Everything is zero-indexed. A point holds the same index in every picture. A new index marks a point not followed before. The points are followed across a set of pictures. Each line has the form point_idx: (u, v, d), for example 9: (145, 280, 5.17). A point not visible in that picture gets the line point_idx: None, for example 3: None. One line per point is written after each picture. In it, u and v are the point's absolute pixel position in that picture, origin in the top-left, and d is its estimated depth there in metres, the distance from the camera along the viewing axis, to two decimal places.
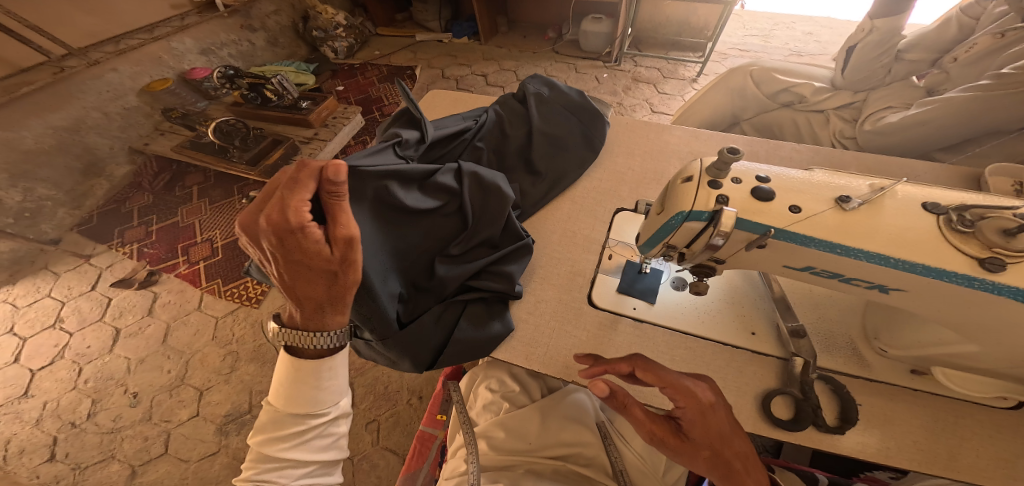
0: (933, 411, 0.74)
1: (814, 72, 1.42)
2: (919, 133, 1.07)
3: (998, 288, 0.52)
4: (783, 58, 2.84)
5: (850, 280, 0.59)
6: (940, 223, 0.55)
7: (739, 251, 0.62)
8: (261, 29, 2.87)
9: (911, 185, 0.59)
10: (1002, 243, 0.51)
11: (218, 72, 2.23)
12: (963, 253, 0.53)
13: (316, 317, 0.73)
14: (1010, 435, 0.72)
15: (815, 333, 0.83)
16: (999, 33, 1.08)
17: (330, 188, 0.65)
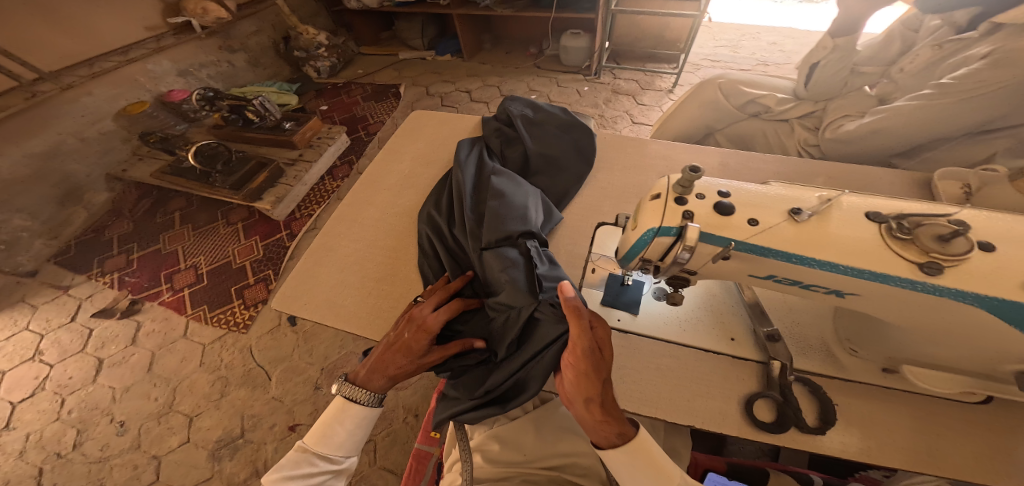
0: (907, 409, 0.78)
1: (778, 83, 1.47)
2: (875, 140, 1.13)
3: (939, 291, 0.52)
4: (751, 67, 2.95)
5: (810, 287, 0.60)
6: (882, 231, 0.55)
7: (705, 264, 0.61)
8: (241, 50, 2.85)
9: (853, 196, 0.60)
10: (939, 249, 0.52)
11: (197, 93, 2.29)
12: (905, 259, 0.53)
13: (373, 377, 0.87)
14: (982, 430, 0.75)
15: (791, 337, 0.85)
16: (937, 45, 1.17)
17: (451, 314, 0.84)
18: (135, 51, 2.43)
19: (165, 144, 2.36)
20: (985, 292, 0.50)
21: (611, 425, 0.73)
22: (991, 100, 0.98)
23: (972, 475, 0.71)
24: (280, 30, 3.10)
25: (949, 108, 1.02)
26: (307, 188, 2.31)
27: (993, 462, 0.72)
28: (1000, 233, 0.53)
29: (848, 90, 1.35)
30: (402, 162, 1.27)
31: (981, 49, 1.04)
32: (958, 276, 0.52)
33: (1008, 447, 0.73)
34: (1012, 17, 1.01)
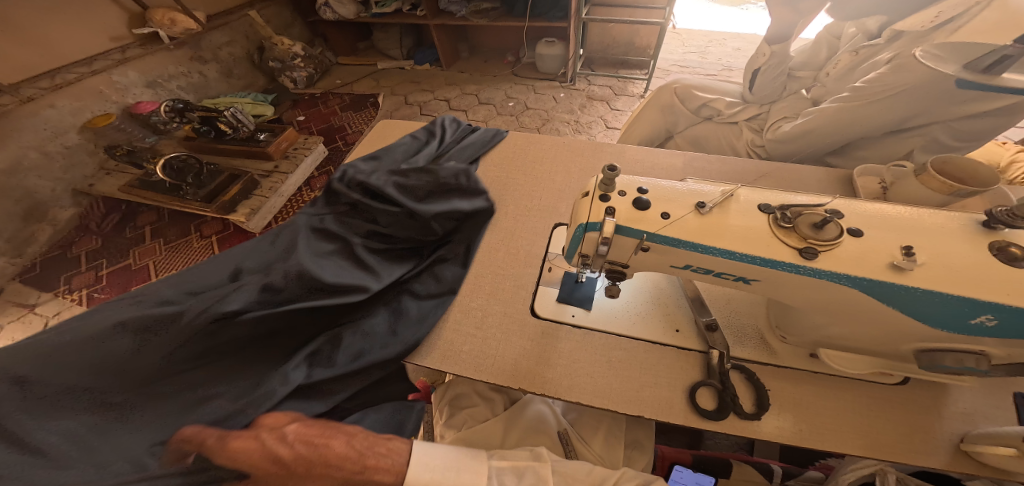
0: (836, 393, 0.83)
1: (727, 88, 1.57)
2: (809, 139, 1.24)
3: (816, 274, 0.55)
4: (717, 72, 3.07)
5: (719, 275, 0.62)
6: (770, 222, 0.58)
7: (630, 255, 0.64)
8: (212, 61, 2.87)
9: (751, 189, 0.62)
10: (814, 235, 0.55)
11: (166, 105, 2.17)
12: (786, 245, 0.56)
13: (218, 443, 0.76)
14: (908, 409, 0.80)
15: (728, 326, 0.91)
16: (853, 51, 1.27)
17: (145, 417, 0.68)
18: (99, 63, 2.39)
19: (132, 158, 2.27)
20: (855, 273, 0.54)
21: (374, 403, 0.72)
22: (903, 99, 1.08)
23: (895, 452, 0.76)
24: (253, 41, 3.11)
25: (865, 108, 1.12)
26: (284, 199, 2.29)
27: (913, 440, 0.77)
28: (873, 219, 0.56)
29: (787, 93, 1.46)
30: None
31: (888, 54, 1.16)
32: (832, 260, 0.54)
33: (927, 424, 0.78)
34: (910, 25, 1.10)
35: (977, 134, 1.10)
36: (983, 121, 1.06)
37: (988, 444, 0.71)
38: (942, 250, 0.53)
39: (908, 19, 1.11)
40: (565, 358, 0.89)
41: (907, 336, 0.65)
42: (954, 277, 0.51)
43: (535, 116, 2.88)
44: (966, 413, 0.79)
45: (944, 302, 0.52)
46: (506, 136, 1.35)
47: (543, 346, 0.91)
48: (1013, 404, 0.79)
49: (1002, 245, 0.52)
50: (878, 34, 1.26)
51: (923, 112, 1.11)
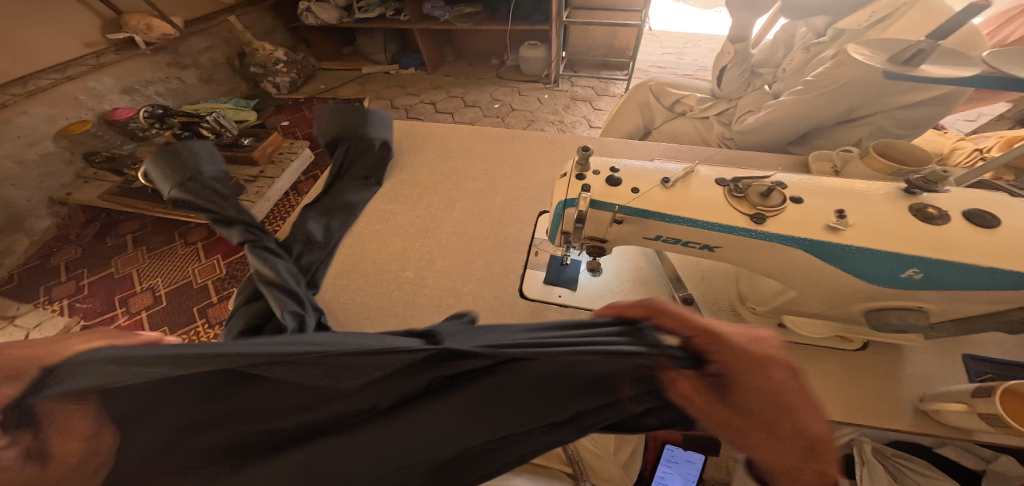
0: (805, 360, 0.89)
1: (699, 85, 1.69)
2: (771, 131, 1.34)
3: (768, 237, 0.61)
4: (694, 72, 3.19)
5: (687, 244, 0.68)
6: (726, 193, 0.64)
7: (605, 228, 0.70)
8: (191, 66, 2.85)
9: (711, 166, 0.69)
10: (762, 202, 0.61)
11: (144, 111, 2.12)
12: (739, 212, 0.63)
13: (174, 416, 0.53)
14: (877, 374, 0.85)
15: (704, 300, 0.96)
16: (806, 49, 1.38)
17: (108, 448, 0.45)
18: (73, 68, 2.36)
19: (113, 164, 2.34)
20: (799, 234, 0.60)
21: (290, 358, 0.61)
22: (847, 91, 1.19)
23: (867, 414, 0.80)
24: (233, 47, 3.11)
25: (816, 101, 1.23)
26: (270, 204, 2.28)
27: (883, 405, 0.81)
28: (814, 188, 0.63)
29: (752, 89, 1.58)
30: None
31: (831, 51, 1.27)
32: (779, 225, 0.61)
33: (891, 386, 0.84)
34: (849, 23, 1.26)
35: (916, 122, 1.26)
36: (921, 110, 1.21)
37: (939, 402, 0.77)
38: (870, 212, 0.60)
39: (850, 17, 1.26)
40: None
41: (855, 297, 0.71)
42: (881, 235, 0.58)
43: (521, 117, 2.95)
44: (922, 375, 0.84)
45: (876, 258, 0.58)
46: (490, 133, 1.41)
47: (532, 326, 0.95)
48: (960, 364, 0.85)
49: (920, 207, 0.59)
50: (824, 33, 1.37)
51: (865, 104, 1.24)
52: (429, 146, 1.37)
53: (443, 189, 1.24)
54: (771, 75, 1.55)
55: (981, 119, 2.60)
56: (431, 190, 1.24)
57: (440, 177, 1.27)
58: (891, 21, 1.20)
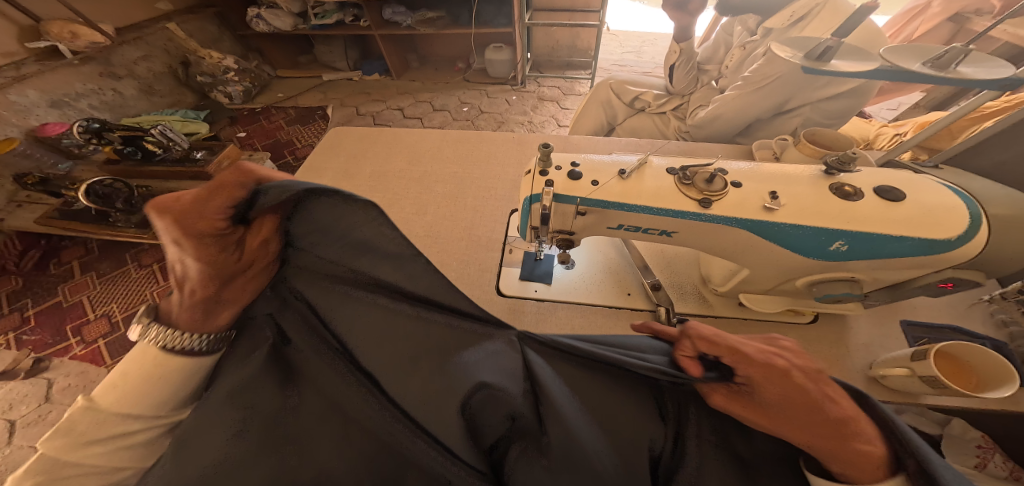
0: (763, 337, 0.97)
1: (654, 83, 1.80)
2: (717, 125, 1.44)
3: (715, 219, 0.67)
4: (651, 70, 3.31)
5: (647, 231, 0.73)
6: (676, 181, 0.69)
7: (570, 221, 0.74)
8: (127, 77, 2.60)
9: (664, 157, 0.74)
10: (707, 187, 0.67)
11: (78, 127, 1.97)
12: (688, 198, 0.68)
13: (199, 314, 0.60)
14: (823, 345, 0.95)
15: (669, 284, 1.03)
16: (743, 46, 1.48)
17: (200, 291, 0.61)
18: None
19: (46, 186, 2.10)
20: (739, 216, 0.66)
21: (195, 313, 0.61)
22: (776, 87, 1.29)
23: None
24: (175, 55, 2.87)
25: (752, 96, 1.32)
26: None
27: (832, 374, 0.92)
28: (751, 173, 0.69)
29: (700, 85, 1.69)
30: (323, 177, 1.31)
31: (762, 48, 1.38)
32: (722, 208, 0.66)
33: (839, 356, 0.94)
34: (773, 23, 1.36)
35: (840, 113, 1.37)
36: (841, 102, 1.33)
37: (887, 367, 0.88)
38: (797, 193, 0.66)
39: (774, 18, 1.35)
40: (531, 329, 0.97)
41: (799, 274, 0.78)
42: (808, 213, 0.64)
43: (490, 120, 2.99)
44: (866, 344, 0.95)
45: (806, 234, 0.65)
46: (456, 136, 1.44)
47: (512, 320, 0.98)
48: (899, 331, 0.96)
49: (839, 186, 0.66)
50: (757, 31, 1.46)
51: (794, 98, 1.34)
52: (395, 152, 1.38)
53: (414, 194, 1.26)
54: (716, 72, 1.65)
55: (905, 107, 2.87)
56: (401, 195, 1.26)
57: (409, 183, 1.29)
58: (807, 21, 1.29)
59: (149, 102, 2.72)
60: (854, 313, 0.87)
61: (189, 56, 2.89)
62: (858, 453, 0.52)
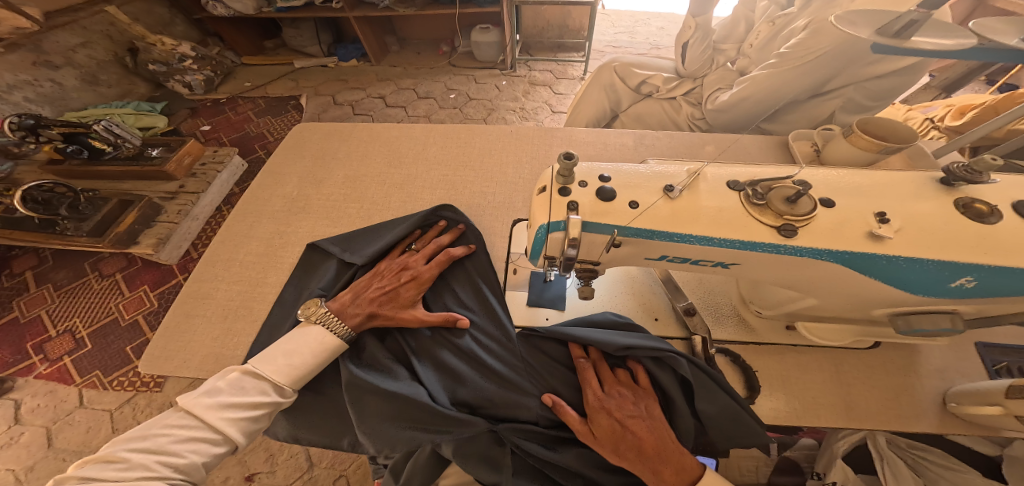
0: (816, 364, 0.82)
1: (663, 64, 1.61)
2: (744, 108, 1.28)
3: (795, 251, 0.55)
4: (646, 51, 3.10)
5: (697, 262, 0.61)
6: (742, 200, 0.57)
7: (601, 253, 0.61)
8: (66, 65, 2.34)
9: (717, 167, 0.61)
10: (788, 210, 0.54)
11: (11, 122, 1.60)
12: (763, 224, 0.55)
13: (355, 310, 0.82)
14: (883, 373, 0.82)
15: (704, 307, 0.87)
16: (771, 22, 1.30)
17: (378, 299, 0.83)
18: None
19: None
20: (835, 247, 0.54)
21: (363, 309, 0.82)
22: (822, 63, 1.12)
23: (887, 421, 0.77)
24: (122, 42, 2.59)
25: (792, 73, 1.15)
26: (198, 222, 2.02)
27: (900, 405, 0.78)
28: (845, 188, 0.57)
29: (715, 66, 1.49)
30: (287, 184, 1.12)
31: (803, 20, 1.19)
32: (809, 237, 0.54)
33: (908, 385, 0.81)
34: None
35: (883, 94, 1.22)
36: (891, 81, 1.17)
37: (974, 404, 0.72)
38: (918, 213, 0.54)
39: None
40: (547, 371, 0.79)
41: (881, 302, 0.64)
42: (932, 241, 0.52)
43: (480, 107, 2.78)
44: (939, 370, 0.82)
45: (925, 267, 0.53)
46: (443, 131, 1.24)
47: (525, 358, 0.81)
48: (975, 354, 0.83)
49: (968, 202, 0.54)
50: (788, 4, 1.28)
51: (839, 75, 1.17)
52: (374, 152, 1.19)
53: (398, 202, 1.07)
54: (734, 51, 1.47)
55: None
56: (384, 203, 1.07)
57: (392, 189, 1.10)
58: None
59: (96, 93, 2.45)
60: (937, 343, 0.73)
61: (137, 42, 2.59)
62: (674, 464, 0.68)
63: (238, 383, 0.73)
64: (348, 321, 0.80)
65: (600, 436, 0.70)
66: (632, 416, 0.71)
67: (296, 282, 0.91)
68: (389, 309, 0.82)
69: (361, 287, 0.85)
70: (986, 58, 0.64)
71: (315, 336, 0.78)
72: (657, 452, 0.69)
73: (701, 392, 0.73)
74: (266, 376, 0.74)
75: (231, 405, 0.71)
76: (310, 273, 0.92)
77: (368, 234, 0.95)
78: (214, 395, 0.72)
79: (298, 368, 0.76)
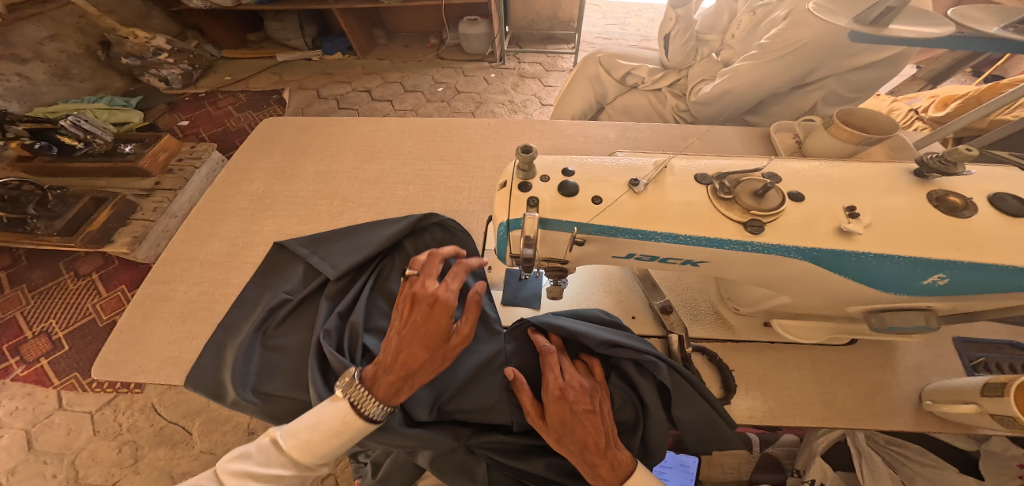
0: (793, 361, 0.81)
1: (647, 56, 1.58)
2: (727, 101, 1.26)
3: (764, 248, 0.53)
4: (637, 43, 3.06)
5: (666, 260, 0.59)
6: (709, 194, 0.54)
7: (565, 252, 0.58)
8: (34, 59, 2.27)
9: (686, 160, 0.59)
10: (755, 205, 0.52)
11: None
12: (731, 220, 0.53)
13: (392, 375, 0.66)
14: (862, 371, 0.81)
15: (681, 304, 0.85)
16: (752, 12, 1.28)
17: (406, 349, 0.65)
18: None
19: None
20: (803, 243, 0.52)
21: (400, 370, 0.65)
22: (803, 54, 1.10)
23: (864, 419, 0.76)
24: (94, 35, 2.52)
25: (771, 66, 1.14)
26: (177, 220, 1.97)
27: (877, 404, 0.78)
28: (815, 182, 0.55)
29: (700, 58, 1.47)
30: (254, 181, 1.08)
31: (784, 10, 1.17)
32: (778, 232, 0.52)
33: (885, 383, 0.80)
34: None
35: (866, 85, 1.20)
36: (872, 72, 1.15)
37: (950, 403, 0.72)
38: (887, 207, 0.52)
39: None
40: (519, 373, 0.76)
41: (857, 300, 0.62)
42: (901, 237, 0.50)
43: (468, 100, 2.74)
44: (916, 367, 0.81)
45: (895, 263, 0.51)
46: (419, 125, 1.21)
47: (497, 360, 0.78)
48: (953, 350, 0.82)
49: (941, 195, 0.52)
50: None
51: (821, 68, 1.15)
52: (346, 146, 1.15)
53: (371, 199, 1.04)
54: (718, 42, 1.43)
55: None
56: (356, 200, 1.04)
57: (365, 185, 1.07)
58: None
59: (67, 87, 2.39)
60: (913, 340, 0.72)
61: (109, 35, 2.51)
62: (612, 460, 0.65)
63: (265, 451, 0.65)
64: (387, 394, 0.65)
65: (549, 423, 0.66)
66: (588, 410, 0.66)
67: (258, 283, 0.87)
68: (428, 354, 0.65)
69: (383, 344, 0.68)
70: (968, 46, 0.61)
71: (339, 412, 0.64)
72: (600, 448, 0.65)
73: (677, 400, 0.71)
74: (286, 451, 0.64)
75: (251, 477, 0.64)
76: (274, 274, 0.88)
77: (342, 238, 0.90)
78: (242, 460, 0.65)
79: (318, 447, 0.65)
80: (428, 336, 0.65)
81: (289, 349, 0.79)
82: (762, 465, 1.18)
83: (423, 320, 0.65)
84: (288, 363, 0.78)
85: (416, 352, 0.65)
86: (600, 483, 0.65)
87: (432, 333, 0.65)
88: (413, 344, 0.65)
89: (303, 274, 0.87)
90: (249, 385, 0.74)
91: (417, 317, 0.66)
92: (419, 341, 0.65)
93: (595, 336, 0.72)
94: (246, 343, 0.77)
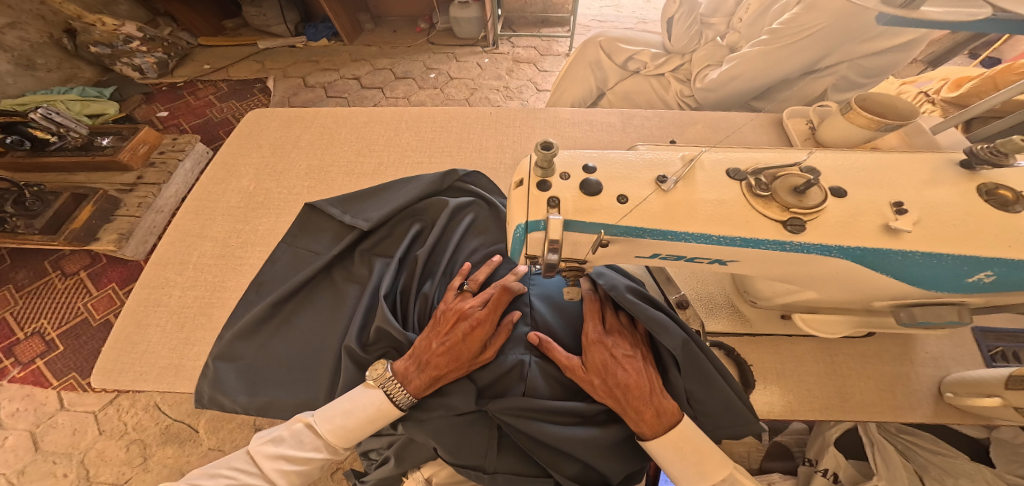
0: (810, 355, 0.80)
1: (650, 39, 1.53)
2: (734, 87, 1.22)
3: (805, 248, 0.51)
4: (633, 26, 2.96)
5: (693, 259, 0.57)
6: (744, 190, 0.53)
7: (587, 255, 0.56)
8: None
9: (716, 154, 0.57)
10: (796, 203, 0.50)
11: None
12: (768, 218, 0.51)
13: (425, 375, 0.70)
14: (880, 362, 0.79)
15: (698, 298, 0.82)
16: None
17: (442, 357, 0.70)
18: None
19: None
20: (846, 242, 0.50)
21: (435, 373, 0.70)
22: (817, 40, 1.06)
23: (883, 412, 0.75)
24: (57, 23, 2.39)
25: (783, 52, 1.10)
26: (164, 214, 1.88)
27: (896, 396, 0.76)
28: (855, 177, 0.54)
29: (704, 42, 1.41)
30: (244, 177, 1.03)
31: None
32: (818, 231, 0.51)
33: (904, 374, 0.78)
34: None
35: (876, 71, 1.14)
36: (885, 59, 1.09)
37: (972, 395, 0.70)
38: (936, 202, 0.51)
39: None
40: (540, 378, 0.74)
41: (886, 295, 0.60)
42: (952, 233, 0.49)
43: (462, 86, 2.66)
44: (935, 358, 0.79)
45: (939, 263, 0.50)
46: (415, 114, 1.15)
47: (516, 367, 0.75)
48: (972, 339, 0.81)
49: (992, 188, 0.51)
50: None
51: (833, 53, 1.10)
52: (340, 138, 1.10)
53: None
54: (723, 25, 1.37)
55: None
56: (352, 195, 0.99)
57: (363, 179, 1.02)
58: None
59: (33, 78, 2.28)
60: (939, 334, 0.69)
61: (73, 22, 2.38)
62: (655, 407, 0.66)
63: (298, 435, 0.70)
64: (410, 385, 0.70)
65: (588, 370, 0.69)
66: (626, 355, 0.70)
67: (288, 243, 0.89)
68: (458, 364, 0.71)
69: (420, 345, 0.72)
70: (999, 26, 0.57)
71: (374, 400, 0.69)
72: (642, 392, 0.66)
73: (699, 365, 0.70)
74: (322, 435, 0.69)
75: (287, 458, 0.69)
76: (285, 264, 0.87)
77: (371, 196, 0.92)
78: (277, 444, 0.70)
79: (350, 431, 0.69)
80: (469, 353, 0.70)
81: (310, 326, 0.81)
82: (772, 453, 1.18)
83: (467, 342, 0.70)
84: (305, 341, 0.80)
85: (450, 362, 0.70)
86: (644, 429, 0.66)
87: (469, 349, 0.70)
88: (452, 352, 0.70)
89: (333, 233, 0.90)
90: (269, 364, 0.77)
91: (462, 333, 0.70)
92: (457, 356, 0.70)
93: (622, 282, 0.75)
94: (262, 315, 0.79)
